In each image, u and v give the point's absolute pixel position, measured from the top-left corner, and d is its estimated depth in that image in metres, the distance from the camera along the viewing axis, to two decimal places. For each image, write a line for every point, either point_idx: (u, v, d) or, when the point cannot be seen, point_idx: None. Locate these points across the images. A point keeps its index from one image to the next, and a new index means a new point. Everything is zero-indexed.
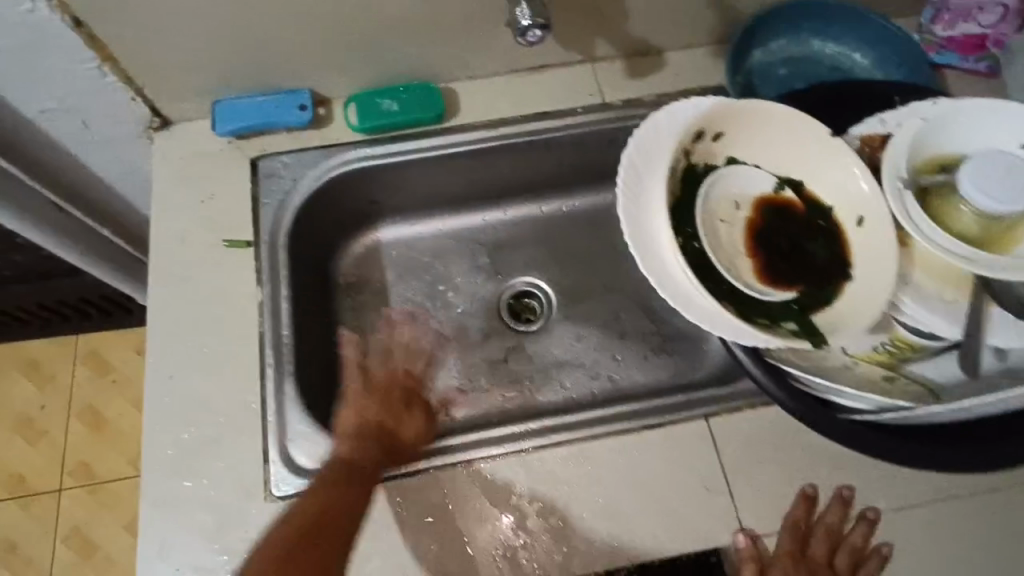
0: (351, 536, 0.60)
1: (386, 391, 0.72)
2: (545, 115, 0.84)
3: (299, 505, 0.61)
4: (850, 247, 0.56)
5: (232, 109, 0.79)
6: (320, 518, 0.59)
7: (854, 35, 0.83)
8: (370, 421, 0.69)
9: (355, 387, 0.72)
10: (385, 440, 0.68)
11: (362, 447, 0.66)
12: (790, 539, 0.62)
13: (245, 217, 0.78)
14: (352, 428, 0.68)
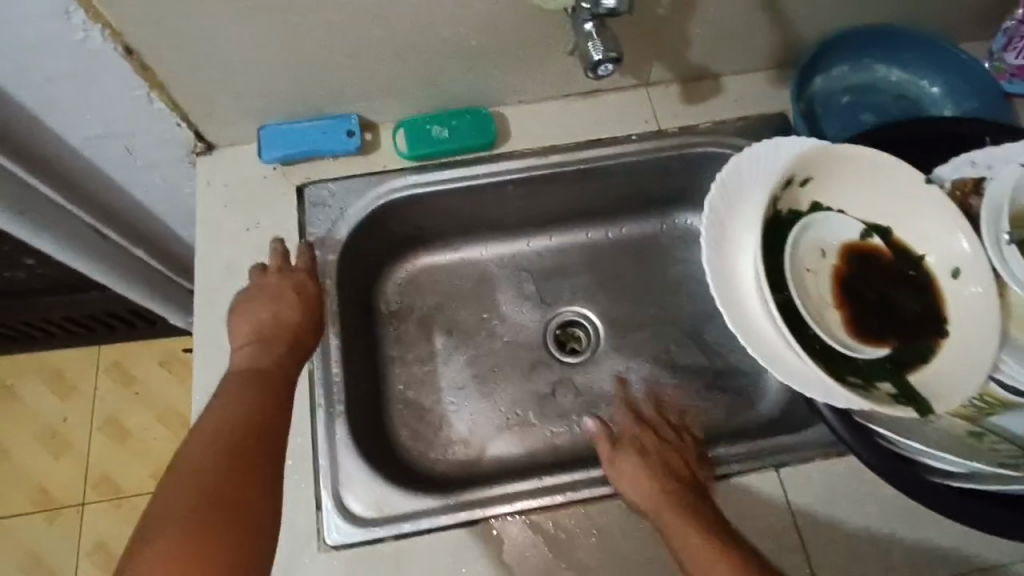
0: (280, 464, 0.56)
1: (306, 286, 0.69)
2: (599, 142, 0.81)
3: (209, 420, 0.56)
4: (944, 301, 0.54)
5: (279, 135, 0.77)
6: (251, 438, 0.55)
7: (920, 62, 0.79)
8: (283, 324, 0.66)
9: (278, 284, 0.69)
10: (291, 335, 0.66)
11: (270, 350, 0.64)
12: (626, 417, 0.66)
13: (291, 247, 0.75)
14: (258, 329, 0.65)
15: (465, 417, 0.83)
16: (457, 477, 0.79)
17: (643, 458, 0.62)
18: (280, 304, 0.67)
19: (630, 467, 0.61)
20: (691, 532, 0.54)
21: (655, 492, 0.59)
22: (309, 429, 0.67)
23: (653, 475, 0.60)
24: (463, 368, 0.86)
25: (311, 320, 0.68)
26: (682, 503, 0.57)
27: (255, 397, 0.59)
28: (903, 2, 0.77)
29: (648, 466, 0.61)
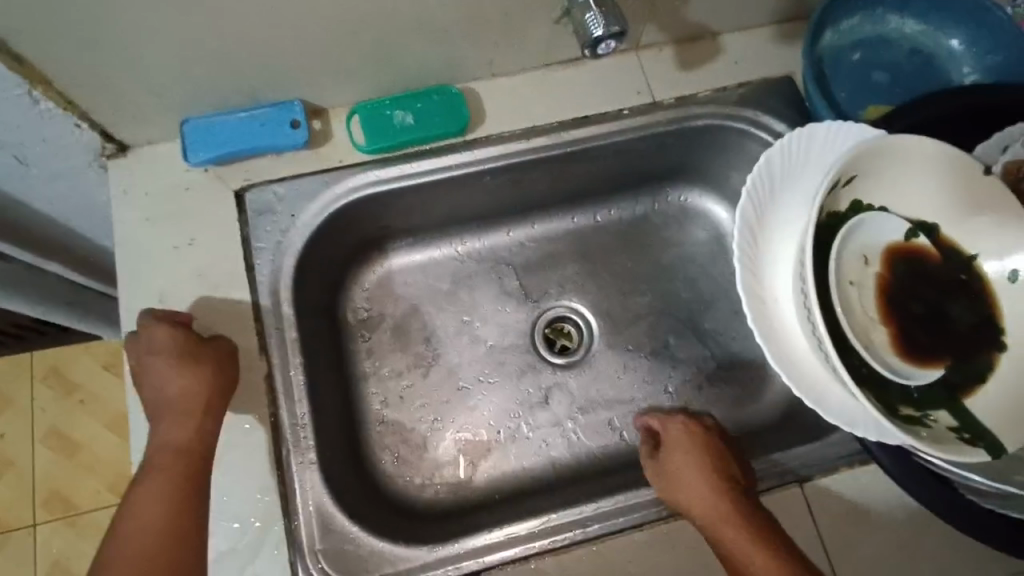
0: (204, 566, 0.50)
1: (169, 340, 0.57)
2: (586, 119, 0.71)
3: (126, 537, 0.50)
4: (998, 305, 0.48)
5: (208, 131, 0.64)
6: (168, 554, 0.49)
7: (940, 12, 0.70)
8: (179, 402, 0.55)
9: (138, 354, 0.56)
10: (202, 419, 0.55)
11: (175, 431, 0.54)
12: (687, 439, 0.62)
13: (235, 265, 0.64)
14: (156, 413, 0.55)
15: (449, 436, 0.75)
16: (449, 505, 0.72)
17: (683, 474, 0.59)
18: (153, 380, 0.56)
19: (682, 481, 0.58)
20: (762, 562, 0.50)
21: (723, 513, 0.54)
22: (276, 486, 0.58)
23: (710, 484, 0.57)
24: (447, 381, 0.78)
25: (197, 369, 0.56)
26: (743, 517, 0.54)
27: (160, 505, 0.51)
28: None
29: (704, 474, 0.58)
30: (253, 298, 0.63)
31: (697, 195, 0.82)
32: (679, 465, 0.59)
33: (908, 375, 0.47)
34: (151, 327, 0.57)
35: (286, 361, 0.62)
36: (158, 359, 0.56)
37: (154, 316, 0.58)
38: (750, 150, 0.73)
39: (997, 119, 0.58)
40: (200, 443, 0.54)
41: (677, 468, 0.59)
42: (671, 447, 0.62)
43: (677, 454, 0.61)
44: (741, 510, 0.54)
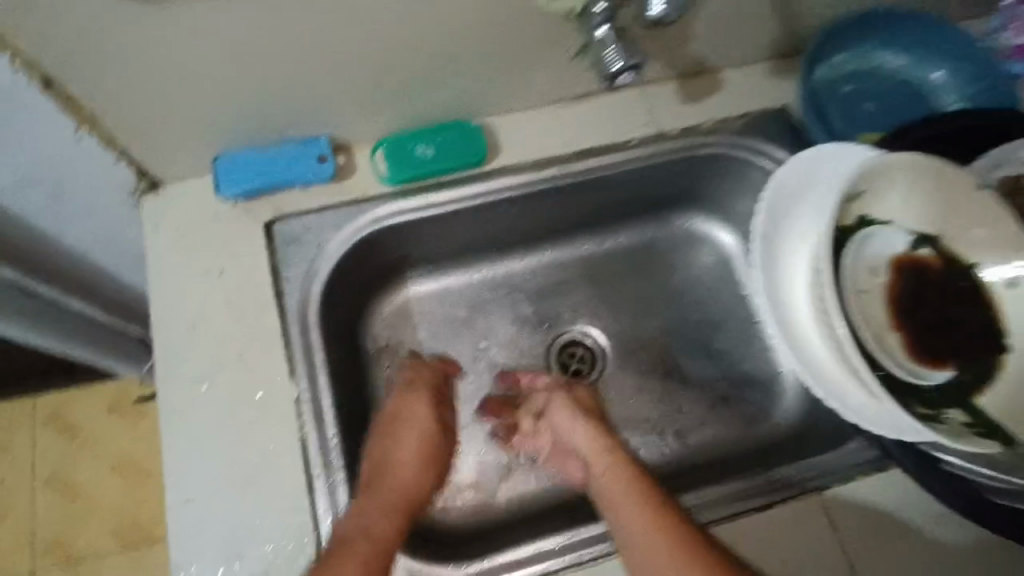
0: None
1: (422, 415, 0.70)
2: (598, 149, 0.75)
3: None
4: (1000, 311, 0.53)
5: (237, 167, 0.67)
6: None
7: (923, 46, 0.75)
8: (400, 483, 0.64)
9: (400, 420, 0.69)
10: (404, 506, 0.63)
11: (376, 510, 0.59)
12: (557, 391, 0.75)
13: (263, 293, 0.66)
14: (376, 486, 0.62)
15: (472, 458, 0.76)
16: (472, 528, 0.73)
17: (574, 434, 0.70)
18: (399, 449, 0.67)
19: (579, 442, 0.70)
20: (631, 498, 0.61)
21: (603, 465, 0.67)
22: (309, 506, 0.59)
23: (599, 447, 0.68)
24: (466, 405, 0.79)
25: (423, 441, 0.69)
26: (625, 469, 0.65)
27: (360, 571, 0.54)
28: None
29: (597, 435, 0.69)
30: (282, 325, 0.65)
31: (702, 220, 0.85)
32: (574, 424, 0.71)
33: (920, 375, 0.52)
34: (419, 393, 0.72)
35: (314, 384, 0.63)
36: (409, 426, 0.69)
37: (417, 382, 0.73)
38: (752, 176, 0.77)
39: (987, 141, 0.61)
40: (393, 531, 0.59)
41: (573, 426, 0.71)
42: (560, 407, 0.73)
43: (566, 415, 0.72)
44: (624, 464, 0.66)
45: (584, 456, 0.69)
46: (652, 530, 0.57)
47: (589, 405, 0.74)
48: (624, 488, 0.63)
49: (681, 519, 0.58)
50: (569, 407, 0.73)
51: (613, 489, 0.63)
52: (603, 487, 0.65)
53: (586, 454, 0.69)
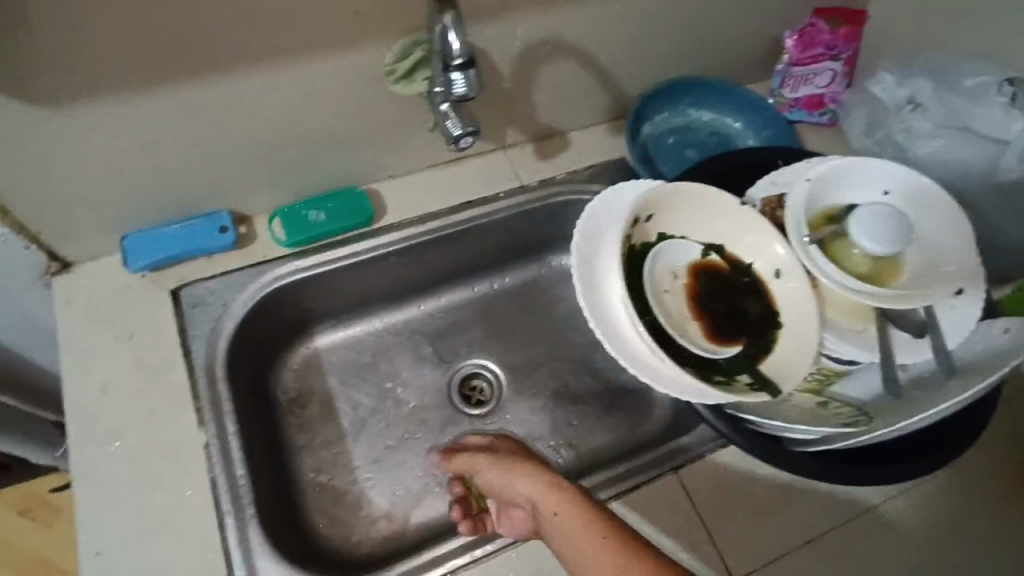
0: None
1: None
2: (472, 203, 0.88)
3: None
4: (774, 298, 0.63)
5: (143, 243, 0.75)
6: None
7: (722, 103, 0.96)
8: None
9: None
10: None
11: None
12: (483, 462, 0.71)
13: (172, 352, 0.72)
14: None
15: (384, 490, 0.83)
16: (386, 554, 0.78)
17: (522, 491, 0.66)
18: None
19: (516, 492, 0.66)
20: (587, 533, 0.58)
21: (537, 494, 0.64)
22: (219, 541, 0.64)
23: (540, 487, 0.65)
24: (375, 441, 0.86)
25: None
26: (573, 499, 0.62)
27: None
28: (702, 57, 0.93)
29: (531, 475, 0.66)
30: (190, 378, 0.71)
31: None
32: (519, 471, 0.67)
33: (712, 350, 0.61)
34: None
35: (222, 429, 0.69)
36: None
37: None
38: None
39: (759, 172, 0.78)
40: None
41: (514, 473, 0.67)
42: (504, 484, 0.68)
43: (502, 462, 0.69)
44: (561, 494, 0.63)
45: (527, 501, 0.65)
46: (609, 552, 0.56)
47: (510, 456, 0.70)
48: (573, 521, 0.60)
49: (615, 523, 0.59)
50: (496, 463, 0.70)
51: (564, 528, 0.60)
52: (555, 527, 0.61)
53: (533, 497, 0.64)
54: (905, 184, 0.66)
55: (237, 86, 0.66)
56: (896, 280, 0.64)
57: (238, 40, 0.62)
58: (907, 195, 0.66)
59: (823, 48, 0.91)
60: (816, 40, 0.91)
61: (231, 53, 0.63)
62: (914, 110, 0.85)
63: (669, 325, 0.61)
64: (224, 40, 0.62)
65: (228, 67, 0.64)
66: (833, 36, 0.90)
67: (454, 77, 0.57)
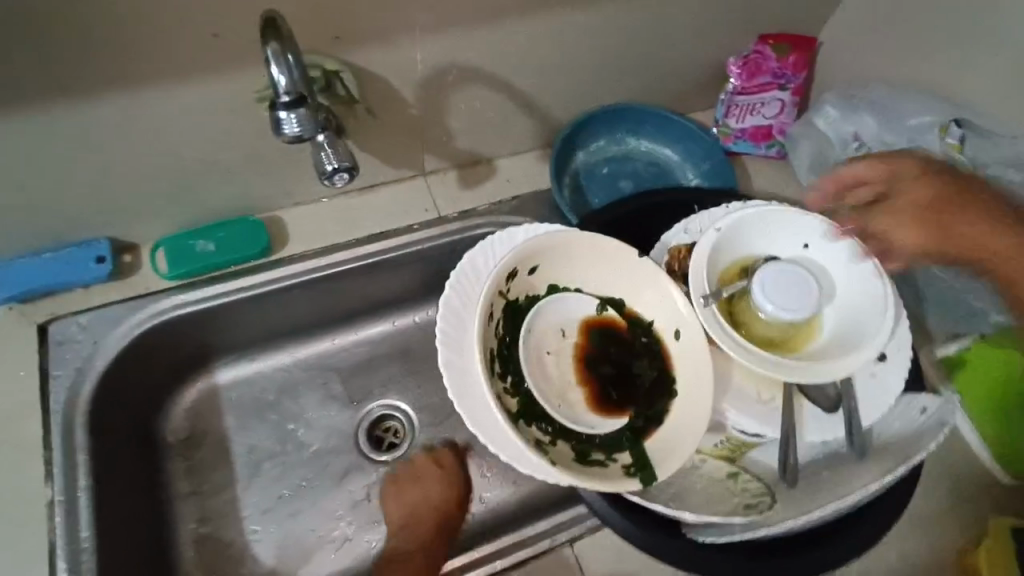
0: None
1: None
2: (383, 235, 0.81)
3: None
4: (672, 362, 0.56)
5: (9, 273, 0.70)
6: None
7: (662, 133, 0.89)
8: None
9: None
10: None
11: None
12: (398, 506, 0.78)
13: (30, 395, 0.67)
14: None
15: (272, 544, 0.77)
16: None
17: (422, 492, 0.79)
18: None
19: (409, 494, 0.79)
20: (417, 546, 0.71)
21: (969, 234, 0.66)
22: None
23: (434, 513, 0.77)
24: (267, 490, 0.79)
25: None
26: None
27: None
28: (639, 83, 0.87)
29: (924, 231, 0.67)
30: (46, 427, 0.65)
31: None
32: (954, 217, 0.66)
33: (590, 424, 0.55)
34: None
35: (71, 484, 0.63)
36: None
37: None
38: None
39: (682, 213, 0.72)
40: None
41: (956, 217, 0.66)
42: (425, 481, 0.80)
43: (936, 205, 0.67)
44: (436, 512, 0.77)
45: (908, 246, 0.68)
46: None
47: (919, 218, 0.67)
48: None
49: None
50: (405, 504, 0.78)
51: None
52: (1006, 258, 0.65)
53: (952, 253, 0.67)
54: (827, 237, 0.60)
55: (92, 115, 0.60)
56: (809, 346, 0.58)
57: (81, 67, 0.56)
58: (829, 248, 0.60)
59: (770, 76, 0.84)
60: (762, 67, 0.84)
61: (76, 80, 0.57)
62: (858, 148, 0.83)
63: (544, 393, 0.55)
64: (63, 67, 0.56)
65: (76, 95, 0.58)
66: (781, 64, 0.83)
67: (276, 118, 0.47)
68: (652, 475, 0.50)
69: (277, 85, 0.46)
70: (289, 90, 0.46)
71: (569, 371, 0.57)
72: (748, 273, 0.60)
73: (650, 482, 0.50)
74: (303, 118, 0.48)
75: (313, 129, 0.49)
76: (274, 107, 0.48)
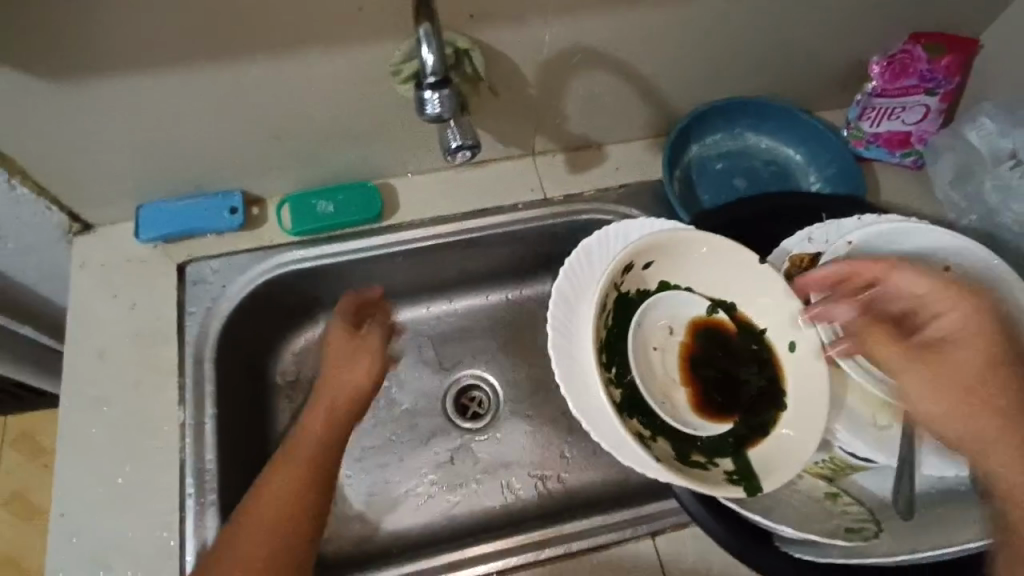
0: None
1: None
2: (488, 211, 0.83)
3: None
4: (783, 373, 0.54)
5: (155, 215, 0.76)
6: None
7: (785, 131, 0.85)
8: None
9: None
10: None
11: None
12: (349, 355, 0.73)
13: (167, 326, 0.74)
14: None
15: (360, 491, 0.82)
16: (353, 556, 0.78)
17: (361, 365, 0.72)
18: None
19: (344, 379, 0.71)
20: (303, 471, 0.63)
21: None
22: (177, 522, 0.65)
23: (360, 376, 0.71)
24: (358, 440, 0.84)
25: None
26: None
27: None
28: (767, 77, 0.83)
29: None
30: (179, 357, 0.72)
31: None
32: None
33: (693, 425, 0.55)
34: None
35: (200, 409, 0.70)
36: None
37: None
38: None
39: (803, 220, 0.69)
40: None
41: None
42: (364, 352, 0.74)
43: None
44: (342, 412, 0.68)
45: None
46: None
47: None
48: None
49: None
50: (365, 355, 0.73)
51: (240, 522, 0.60)
52: None
53: None
54: (969, 261, 0.56)
55: (242, 75, 0.64)
56: None
57: (242, 30, 0.60)
58: (971, 275, 0.56)
59: (917, 79, 0.77)
60: (909, 68, 0.77)
61: (234, 41, 0.61)
62: (1013, 167, 0.75)
63: (649, 389, 0.55)
64: (224, 28, 0.59)
65: (230, 54, 0.62)
66: (932, 66, 0.76)
67: (422, 96, 0.52)
68: (757, 486, 0.50)
69: (425, 65, 0.51)
70: (435, 71, 0.51)
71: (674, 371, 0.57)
72: None
73: (755, 493, 0.50)
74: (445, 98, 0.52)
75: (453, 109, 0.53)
76: (421, 86, 0.52)
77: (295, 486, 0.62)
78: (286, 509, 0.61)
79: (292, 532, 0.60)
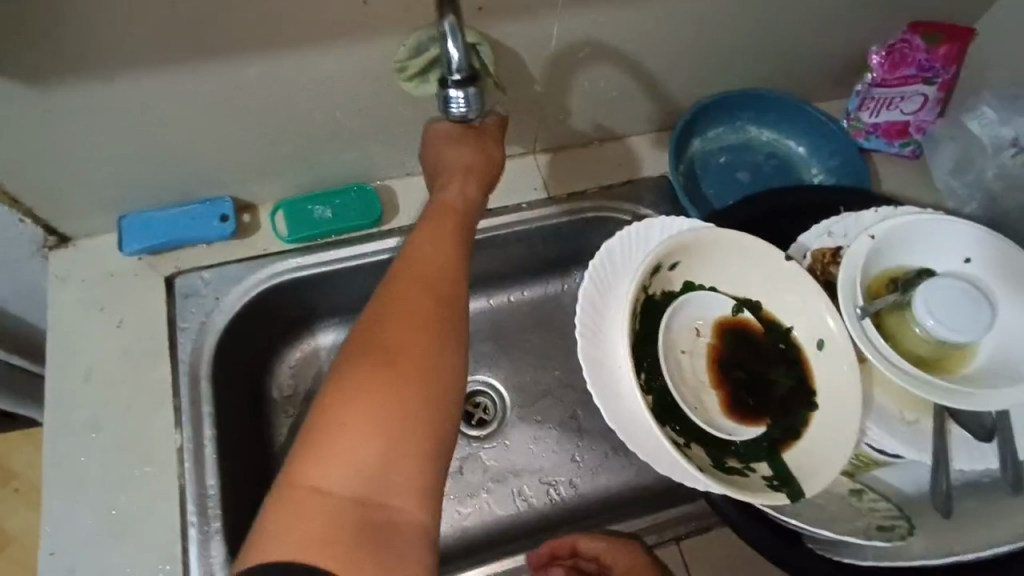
0: (397, 530, 0.41)
1: None
2: (489, 211, 0.79)
3: None
4: (812, 372, 0.54)
5: (140, 225, 0.72)
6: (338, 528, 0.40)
7: (788, 124, 0.84)
8: None
9: None
10: None
11: None
12: (464, 157, 0.58)
13: (159, 343, 0.69)
14: None
15: None
16: None
17: (482, 148, 0.58)
18: None
19: (465, 160, 0.58)
20: (435, 291, 0.49)
21: None
22: (180, 554, 0.61)
23: (474, 174, 0.58)
24: None
25: None
26: (429, 438, 0.44)
27: (357, 453, 0.42)
28: (769, 69, 0.82)
29: None
30: (173, 376, 0.68)
31: None
32: None
33: (725, 429, 0.54)
34: None
35: (198, 431, 0.66)
36: None
37: None
38: None
39: (816, 214, 0.68)
40: None
41: None
42: (485, 133, 0.59)
43: None
44: (460, 234, 0.54)
45: None
46: None
47: None
48: (350, 458, 0.42)
49: None
50: (476, 148, 0.58)
51: (354, 354, 0.45)
52: None
53: None
54: (990, 251, 0.56)
55: (235, 74, 0.60)
56: (968, 369, 0.54)
57: (237, 25, 0.56)
58: (993, 266, 0.55)
59: (916, 69, 0.77)
60: (907, 58, 0.77)
61: (227, 38, 0.57)
62: (1015, 154, 0.76)
63: (679, 393, 0.54)
64: (216, 23, 0.55)
65: (224, 53, 0.58)
66: (929, 56, 0.76)
67: (446, 96, 0.51)
68: (797, 488, 0.50)
69: (451, 61, 0.50)
70: (462, 69, 0.50)
71: (702, 373, 0.56)
72: (897, 286, 0.55)
73: (797, 496, 0.49)
74: (469, 96, 0.52)
75: (477, 108, 0.53)
76: (445, 84, 0.52)
77: (426, 304, 0.48)
78: (426, 339, 0.46)
79: (441, 354, 0.46)
